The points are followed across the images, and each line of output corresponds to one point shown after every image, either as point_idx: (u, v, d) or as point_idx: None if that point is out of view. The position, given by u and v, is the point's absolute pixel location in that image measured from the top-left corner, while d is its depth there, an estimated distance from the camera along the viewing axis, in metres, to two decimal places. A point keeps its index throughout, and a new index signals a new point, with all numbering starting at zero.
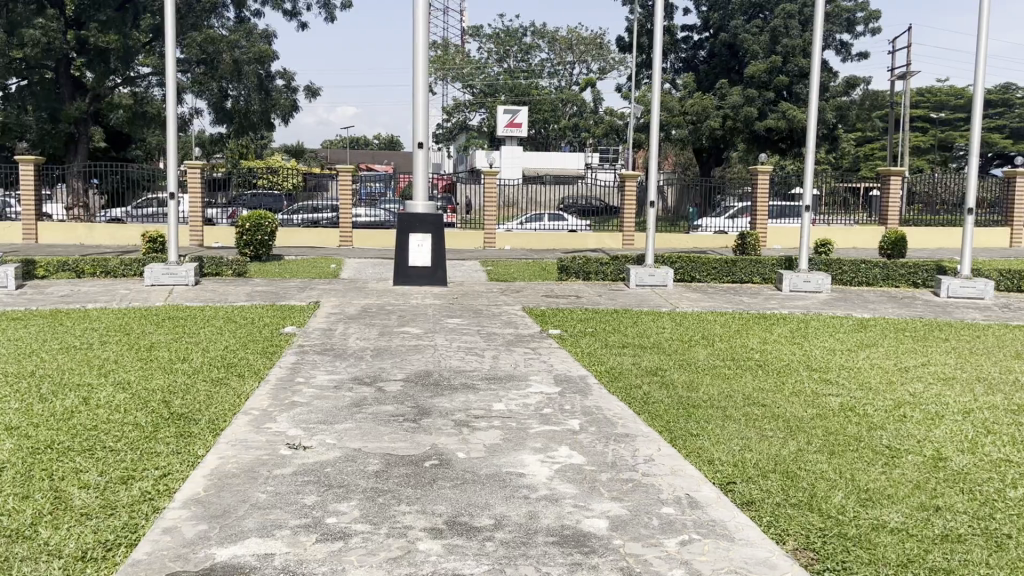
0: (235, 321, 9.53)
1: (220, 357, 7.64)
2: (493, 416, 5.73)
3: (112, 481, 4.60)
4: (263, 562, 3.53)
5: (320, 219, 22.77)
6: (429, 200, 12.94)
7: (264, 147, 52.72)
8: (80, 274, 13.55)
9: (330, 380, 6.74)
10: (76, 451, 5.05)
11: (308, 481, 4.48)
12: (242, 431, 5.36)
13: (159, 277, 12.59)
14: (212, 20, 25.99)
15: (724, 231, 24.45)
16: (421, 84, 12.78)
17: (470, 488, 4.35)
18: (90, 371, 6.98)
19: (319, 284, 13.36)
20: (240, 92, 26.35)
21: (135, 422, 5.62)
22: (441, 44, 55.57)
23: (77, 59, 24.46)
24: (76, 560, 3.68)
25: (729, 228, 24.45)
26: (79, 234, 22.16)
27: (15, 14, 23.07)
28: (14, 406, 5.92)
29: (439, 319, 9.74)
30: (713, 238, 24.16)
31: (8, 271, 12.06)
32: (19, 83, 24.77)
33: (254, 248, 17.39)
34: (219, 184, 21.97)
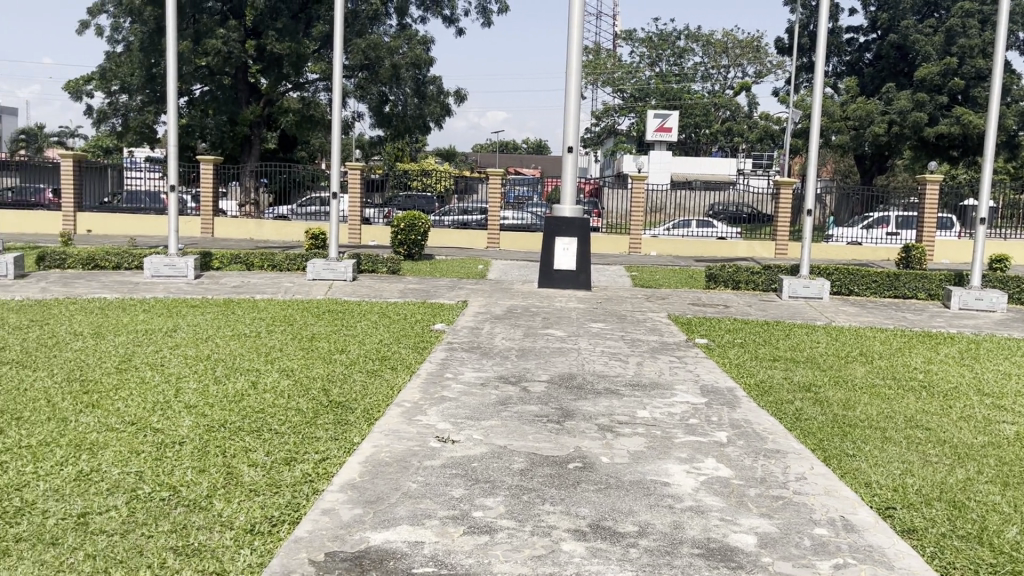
0: (389, 316, 9.95)
1: (375, 349, 8.02)
2: (638, 422, 5.70)
3: (278, 461, 4.92)
4: (414, 548, 3.68)
5: (470, 221, 23.41)
6: (576, 203, 13.06)
7: (418, 150, 54.62)
8: (250, 266, 14.51)
9: (477, 377, 6.92)
10: (246, 430, 5.44)
11: (456, 474, 4.63)
12: (396, 421, 5.60)
13: (320, 272, 13.33)
14: (377, 27, 27.11)
15: (858, 243, 22.79)
16: (574, 90, 12.85)
17: (614, 494, 4.35)
18: (258, 357, 7.49)
19: (468, 284, 13.68)
20: (399, 97, 27.60)
21: (297, 407, 6.00)
22: (594, 49, 55.56)
23: (253, 65, 26.26)
24: (245, 532, 3.97)
25: (863, 239, 22.82)
26: (252, 229, 23.74)
27: (202, 25, 24.92)
28: (193, 386, 6.44)
29: (584, 323, 9.77)
30: (845, 248, 22.57)
31: (189, 260, 13.04)
32: (202, 89, 26.79)
33: (408, 247, 18.02)
34: (376, 185, 23.20)
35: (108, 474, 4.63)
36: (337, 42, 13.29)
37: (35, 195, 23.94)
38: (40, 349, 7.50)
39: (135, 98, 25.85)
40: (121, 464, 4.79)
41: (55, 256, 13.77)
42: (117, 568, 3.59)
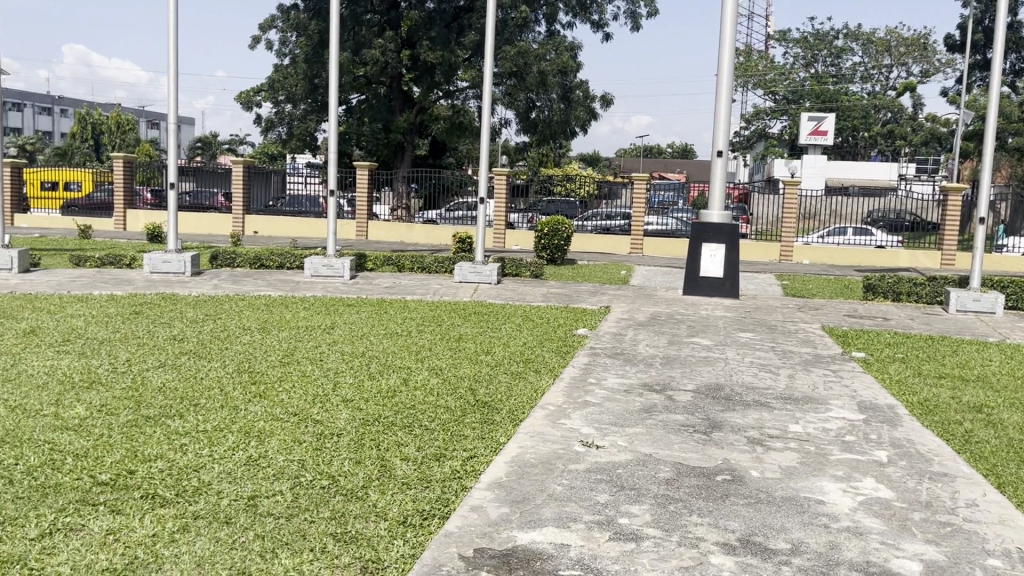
0: (533, 320, 10.07)
1: (519, 352, 8.14)
2: (790, 437, 5.50)
3: (428, 457, 5.09)
4: (560, 551, 3.72)
5: (613, 227, 23.30)
6: (724, 209, 12.71)
7: (563, 155, 54.97)
8: (401, 268, 15.07)
9: (621, 384, 6.88)
10: (398, 426, 5.66)
11: (601, 479, 4.63)
12: (540, 424, 5.67)
13: (467, 275, 13.63)
14: (525, 34, 27.49)
15: None
16: (725, 93, 12.56)
17: (765, 509, 4.22)
18: (409, 355, 7.77)
19: (610, 289, 13.63)
20: (545, 103, 27.90)
21: (446, 405, 6.18)
22: (745, 51, 54.06)
23: (407, 74, 27.25)
24: (399, 523, 4.13)
25: None
26: (402, 232, 24.66)
27: (361, 36, 26.12)
28: (349, 381, 6.77)
29: (731, 332, 9.54)
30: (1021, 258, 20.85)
31: (345, 261, 13.69)
32: (359, 98, 28.06)
33: (551, 251, 18.16)
34: (520, 190, 23.33)
35: (274, 461, 4.94)
36: (488, 49, 13.56)
37: (209, 199, 25.58)
38: (214, 341, 8.12)
39: (299, 107, 27.44)
40: (285, 452, 5.10)
41: (227, 255, 14.79)
42: (283, 550, 3.83)
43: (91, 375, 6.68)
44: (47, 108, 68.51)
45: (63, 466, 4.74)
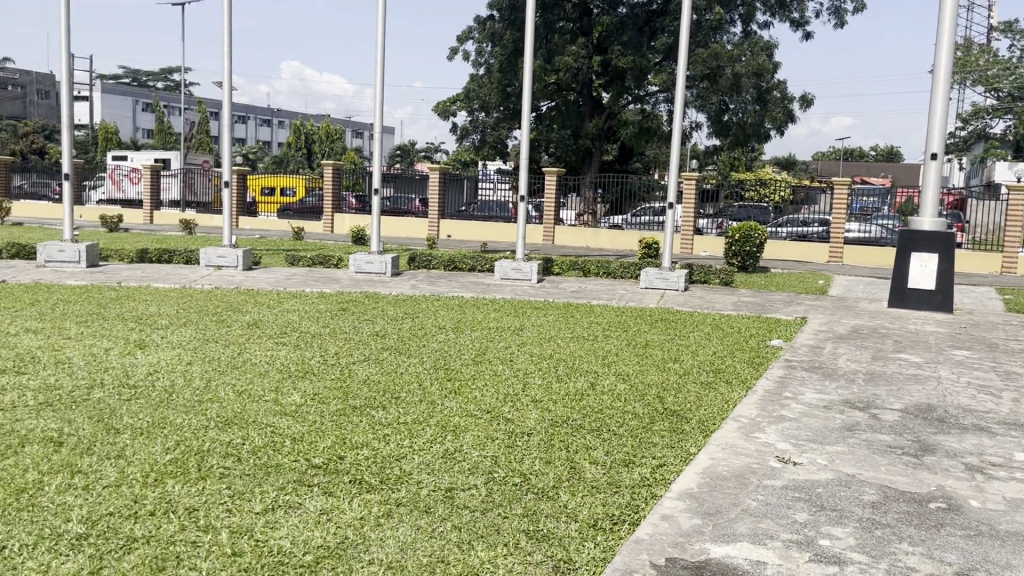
0: (723, 328, 9.81)
1: (709, 361, 7.96)
2: (1016, 467, 5.01)
3: (617, 461, 5.09)
4: (756, 567, 3.60)
5: (810, 233, 22.27)
6: (938, 216, 11.81)
7: (755, 160, 53.18)
8: (587, 273, 15.17)
9: (819, 400, 6.54)
10: (587, 429, 5.71)
11: (799, 497, 4.43)
12: (733, 436, 5.51)
13: (653, 281, 13.50)
14: (720, 36, 26.83)
15: None
16: (942, 90, 11.65)
17: (987, 543, 3.87)
18: (597, 360, 7.81)
19: (806, 299, 13.00)
20: (739, 106, 27.14)
21: (634, 411, 6.16)
22: (964, 45, 49.89)
23: (597, 80, 27.45)
24: (589, 525, 4.17)
25: None
26: (588, 238, 24.78)
27: (554, 44, 26.54)
28: (538, 382, 6.90)
29: (944, 349, 8.82)
30: None
31: (534, 265, 13.96)
32: (549, 104, 28.51)
33: (741, 258, 17.59)
34: (709, 195, 22.93)
35: (469, 455, 5.13)
36: (681, 52, 13.32)
37: (406, 205, 26.99)
38: (412, 338, 8.56)
39: (492, 114, 28.27)
40: (479, 448, 5.29)
41: (423, 257, 15.51)
42: (479, 542, 3.97)
43: (305, 366, 7.25)
44: (266, 120, 75.04)
45: (282, 447, 5.18)
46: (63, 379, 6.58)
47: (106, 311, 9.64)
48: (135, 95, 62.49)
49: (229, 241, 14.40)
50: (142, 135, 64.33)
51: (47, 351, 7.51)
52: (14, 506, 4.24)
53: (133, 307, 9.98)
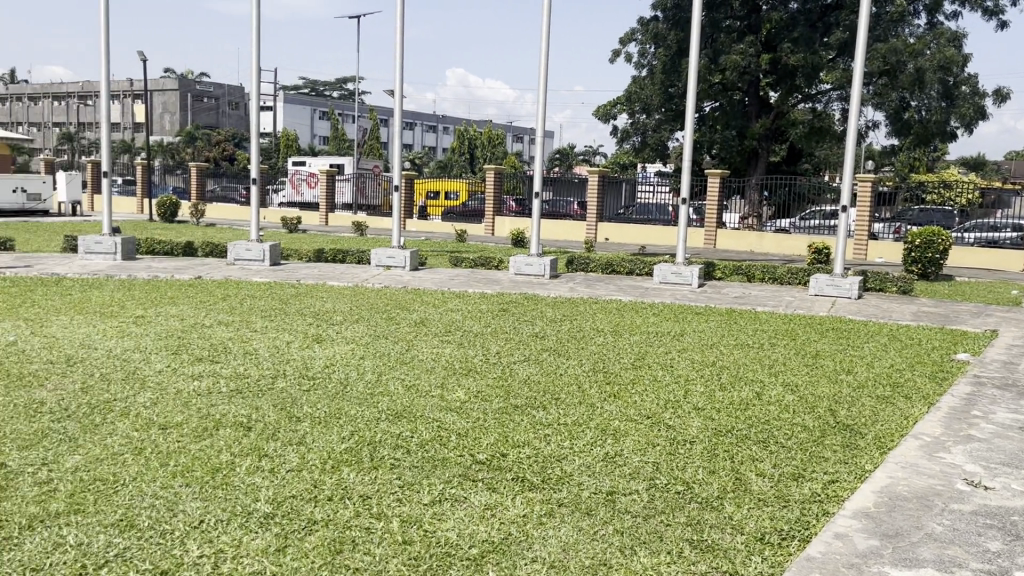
0: (902, 340, 9.21)
1: (885, 374, 7.50)
2: None
3: (785, 475, 4.90)
4: None
5: (1001, 238, 20.46)
6: None
7: (937, 161, 49.63)
8: (751, 279, 14.69)
9: (1014, 420, 6.02)
10: (753, 440, 5.53)
11: (991, 525, 4.10)
12: (914, 455, 5.17)
13: (823, 288, 12.88)
14: (902, 29, 25.21)
15: None
16: None
17: None
18: (763, 369, 7.54)
19: (997, 311, 11.99)
20: (922, 103, 25.41)
21: (803, 423, 5.90)
22: None
23: (765, 79, 26.61)
24: (756, 539, 4.04)
25: None
26: (752, 241, 23.92)
27: (720, 43, 25.88)
28: (701, 390, 6.74)
29: None
30: None
31: (694, 269, 13.68)
32: (713, 105, 27.79)
33: (922, 265, 16.45)
34: (885, 198, 21.52)
35: (629, 460, 5.10)
36: (859, 47, 12.61)
37: (565, 208, 26.98)
38: (572, 341, 8.60)
39: (653, 116, 27.93)
40: (640, 453, 5.24)
41: (581, 260, 15.56)
42: (641, 548, 3.94)
43: (468, 364, 7.45)
44: (432, 126, 77.77)
45: (448, 442, 5.35)
46: (250, 369, 7.11)
47: (287, 306, 10.33)
48: (314, 104, 66.52)
49: (398, 242, 15.04)
50: (319, 141, 68.38)
51: (237, 343, 8.14)
52: (211, 484, 4.63)
53: (310, 303, 10.63)
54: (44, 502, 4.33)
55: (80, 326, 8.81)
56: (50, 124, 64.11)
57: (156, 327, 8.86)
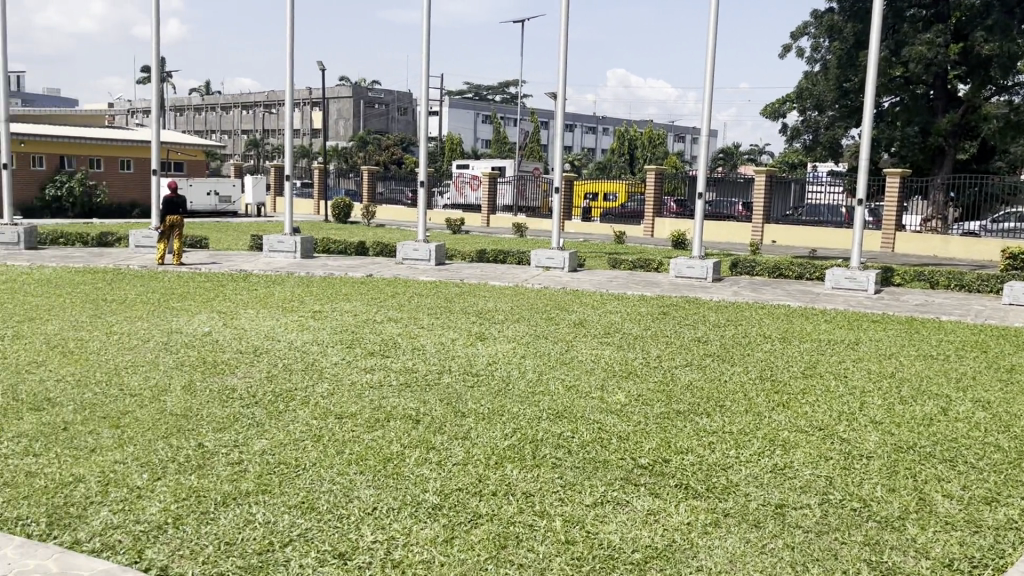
0: None
1: None
2: None
3: (976, 498, 4.53)
4: None
5: None
6: None
7: None
8: (934, 285, 13.72)
9: None
10: (938, 458, 5.15)
11: None
12: None
13: (1020, 296, 11.83)
14: None
15: None
16: None
17: None
18: (949, 382, 7.00)
19: None
20: None
21: (997, 444, 5.42)
22: None
23: (955, 71, 24.94)
24: (943, 565, 3.76)
25: None
26: (935, 246, 22.35)
27: (902, 34, 24.36)
28: (878, 402, 6.35)
29: None
30: None
31: (871, 274, 12.93)
32: (893, 100, 26.32)
33: None
34: None
35: (800, 473, 4.88)
36: None
37: (728, 209, 26.31)
38: (736, 346, 8.34)
39: (826, 113, 26.67)
40: (811, 465, 5.01)
41: (746, 263, 15.03)
42: (814, 565, 3.77)
43: (629, 367, 7.39)
44: (591, 127, 77.85)
45: (610, 444, 5.33)
46: (418, 364, 7.40)
47: (452, 305, 10.65)
48: (477, 108, 68.28)
49: (558, 243, 15.18)
50: (481, 145, 70.07)
51: (405, 338, 8.49)
52: (383, 472, 4.85)
53: (474, 302, 10.91)
54: (236, 481, 4.69)
55: (266, 320, 9.48)
56: (239, 131, 69.42)
57: (332, 322, 9.40)
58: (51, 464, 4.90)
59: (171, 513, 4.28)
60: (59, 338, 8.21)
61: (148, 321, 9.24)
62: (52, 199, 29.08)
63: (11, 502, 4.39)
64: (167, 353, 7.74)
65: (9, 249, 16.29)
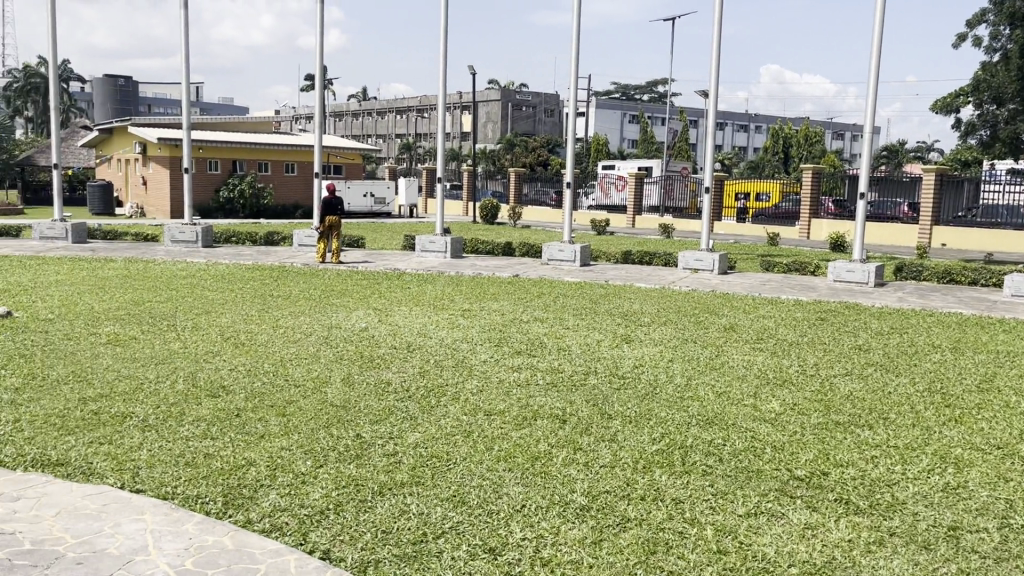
0: None
1: None
2: None
3: None
4: None
5: None
6: None
7: None
8: None
9: None
10: None
11: None
12: None
13: None
14: None
15: None
16: None
17: None
18: None
19: None
20: None
21: None
22: None
23: None
24: None
25: None
26: None
27: None
28: None
29: None
30: None
31: None
32: None
33: None
34: None
35: (976, 494, 4.53)
36: None
37: (892, 209, 24.86)
38: (901, 356, 7.84)
39: None
40: (989, 487, 4.64)
41: (913, 267, 14.15)
42: None
43: (783, 374, 7.12)
44: (743, 125, 75.64)
45: (763, 454, 5.16)
46: (564, 364, 7.42)
47: (598, 306, 10.62)
48: (624, 109, 67.79)
49: (706, 245, 14.87)
50: (628, 145, 69.48)
51: (551, 339, 8.53)
52: (532, 471, 4.90)
53: (620, 304, 10.84)
54: (391, 472, 4.87)
55: (418, 317, 9.82)
56: (393, 135, 72.11)
57: (480, 320, 9.59)
58: (225, 447, 5.27)
59: (332, 499, 4.50)
60: (232, 330, 8.83)
61: (311, 316, 9.78)
62: (225, 201, 31.29)
63: (192, 481, 4.75)
64: (328, 346, 8.15)
65: (188, 248, 17.65)
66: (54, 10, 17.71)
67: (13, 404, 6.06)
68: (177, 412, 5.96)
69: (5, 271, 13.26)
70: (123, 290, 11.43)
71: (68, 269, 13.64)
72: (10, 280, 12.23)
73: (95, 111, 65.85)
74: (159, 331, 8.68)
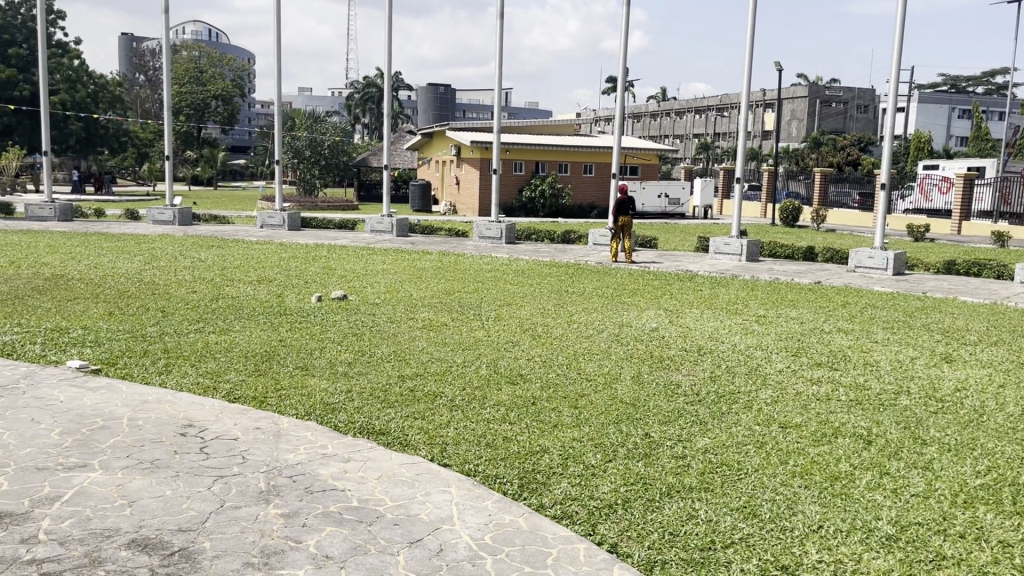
0: None
1: None
2: None
3: None
4: None
5: None
6: None
7: None
8: None
9: None
10: None
11: None
12: None
13: None
14: None
15: None
16: None
17: None
18: None
19: None
20: None
21: None
22: None
23: None
24: None
25: None
26: None
27: None
28: None
29: None
30: None
31: None
32: None
33: None
34: None
35: None
36: None
37: None
38: None
39: None
40: None
41: None
42: None
43: None
44: None
45: None
46: (871, 381, 6.86)
47: (913, 320, 9.68)
48: (953, 102, 61.04)
49: None
50: (955, 142, 62.46)
51: (858, 353, 7.93)
52: (830, 491, 4.60)
53: (940, 319, 9.77)
54: (680, 475, 4.83)
55: (710, 320, 9.64)
56: (690, 135, 71.42)
57: (777, 328, 9.17)
58: (522, 433, 5.57)
59: (620, 495, 4.57)
60: (529, 323, 9.30)
61: (603, 313, 10.00)
62: (527, 199, 33.00)
63: (491, 461, 5.08)
64: (619, 344, 8.28)
65: (493, 243, 18.94)
66: (390, 27, 19.80)
67: (346, 377, 6.91)
68: (480, 395, 6.41)
69: (342, 259, 15.10)
70: (437, 280, 12.53)
71: (392, 259, 15.20)
72: (346, 267, 13.91)
73: (419, 117, 72.81)
74: (466, 319, 9.39)
